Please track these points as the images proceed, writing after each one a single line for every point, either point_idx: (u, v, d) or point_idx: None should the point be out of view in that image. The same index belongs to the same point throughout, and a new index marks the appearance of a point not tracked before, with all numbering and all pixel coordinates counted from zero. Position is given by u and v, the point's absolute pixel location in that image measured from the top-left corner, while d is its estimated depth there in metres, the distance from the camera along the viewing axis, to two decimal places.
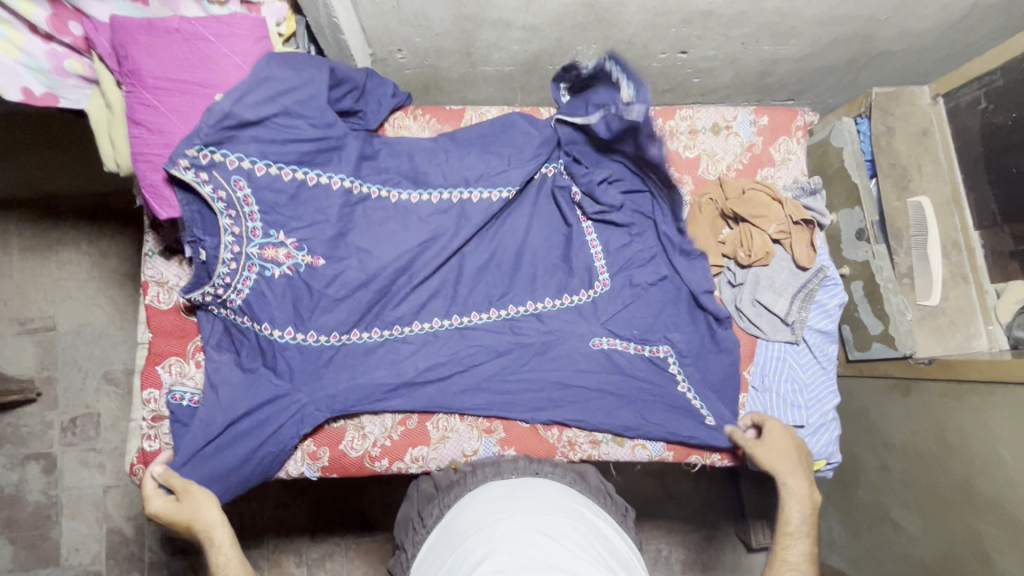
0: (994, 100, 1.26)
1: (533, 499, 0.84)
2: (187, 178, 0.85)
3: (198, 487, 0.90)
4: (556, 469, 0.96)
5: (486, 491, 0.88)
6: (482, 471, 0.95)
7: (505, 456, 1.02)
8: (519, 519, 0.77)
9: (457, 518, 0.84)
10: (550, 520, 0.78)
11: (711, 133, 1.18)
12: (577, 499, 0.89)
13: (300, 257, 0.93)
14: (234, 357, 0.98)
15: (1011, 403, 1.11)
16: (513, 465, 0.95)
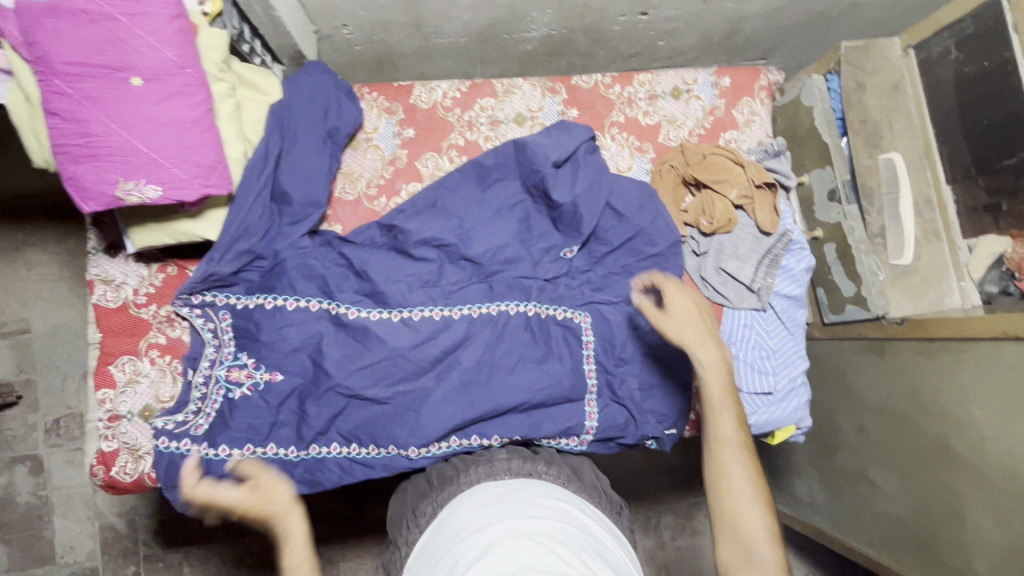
0: (965, 50, 1.20)
1: (525, 501, 0.81)
2: (195, 322, 0.97)
3: (265, 477, 0.89)
4: (550, 468, 0.92)
5: (477, 493, 0.84)
6: (476, 469, 0.91)
7: (495, 453, 0.96)
8: (509, 526, 0.74)
9: (447, 522, 0.81)
10: (541, 525, 0.75)
11: (671, 97, 1.13)
12: (570, 500, 0.86)
13: (258, 374, 0.97)
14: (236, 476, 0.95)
15: (980, 359, 1.10)
16: (505, 466, 0.91)
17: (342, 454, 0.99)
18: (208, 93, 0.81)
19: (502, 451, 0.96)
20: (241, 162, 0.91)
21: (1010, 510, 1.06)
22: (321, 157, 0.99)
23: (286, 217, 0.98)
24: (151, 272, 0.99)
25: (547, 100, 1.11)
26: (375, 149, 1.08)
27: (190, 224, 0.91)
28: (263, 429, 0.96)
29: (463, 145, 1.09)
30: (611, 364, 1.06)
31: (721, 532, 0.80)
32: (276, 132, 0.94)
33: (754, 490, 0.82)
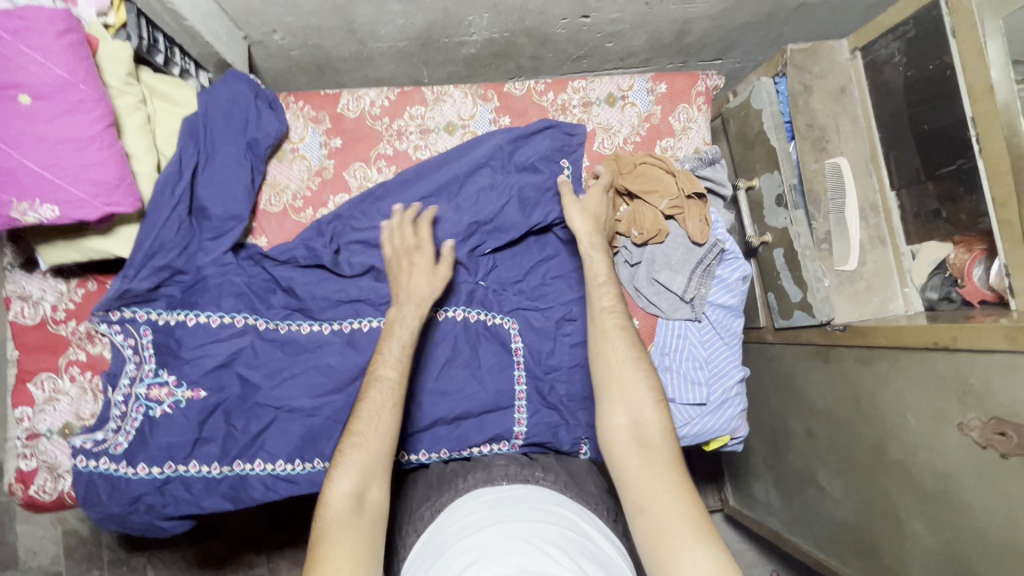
0: (907, 54, 1.19)
1: (524, 507, 0.82)
2: (115, 339, 0.94)
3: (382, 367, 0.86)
4: (547, 475, 0.95)
5: (477, 496, 0.87)
6: (473, 474, 0.95)
7: (493, 461, 1.00)
8: (503, 527, 0.76)
9: (445, 525, 0.83)
10: (534, 526, 0.77)
11: (605, 104, 1.15)
12: (566, 504, 0.88)
13: (180, 393, 0.95)
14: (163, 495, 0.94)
15: (914, 367, 1.09)
16: (503, 472, 0.94)
17: (266, 471, 0.97)
18: (107, 109, 0.79)
19: (500, 459, 1.00)
20: (155, 179, 0.91)
21: (941, 518, 1.07)
22: (238, 171, 0.97)
23: (206, 230, 0.97)
24: (70, 287, 0.98)
25: (479, 108, 1.12)
26: (302, 159, 1.08)
27: (102, 240, 0.90)
28: (183, 448, 0.94)
29: (393, 155, 1.10)
30: (541, 371, 1.08)
31: (607, 402, 0.86)
32: (190, 147, 0.94)
33: (643, 376, 0.87)
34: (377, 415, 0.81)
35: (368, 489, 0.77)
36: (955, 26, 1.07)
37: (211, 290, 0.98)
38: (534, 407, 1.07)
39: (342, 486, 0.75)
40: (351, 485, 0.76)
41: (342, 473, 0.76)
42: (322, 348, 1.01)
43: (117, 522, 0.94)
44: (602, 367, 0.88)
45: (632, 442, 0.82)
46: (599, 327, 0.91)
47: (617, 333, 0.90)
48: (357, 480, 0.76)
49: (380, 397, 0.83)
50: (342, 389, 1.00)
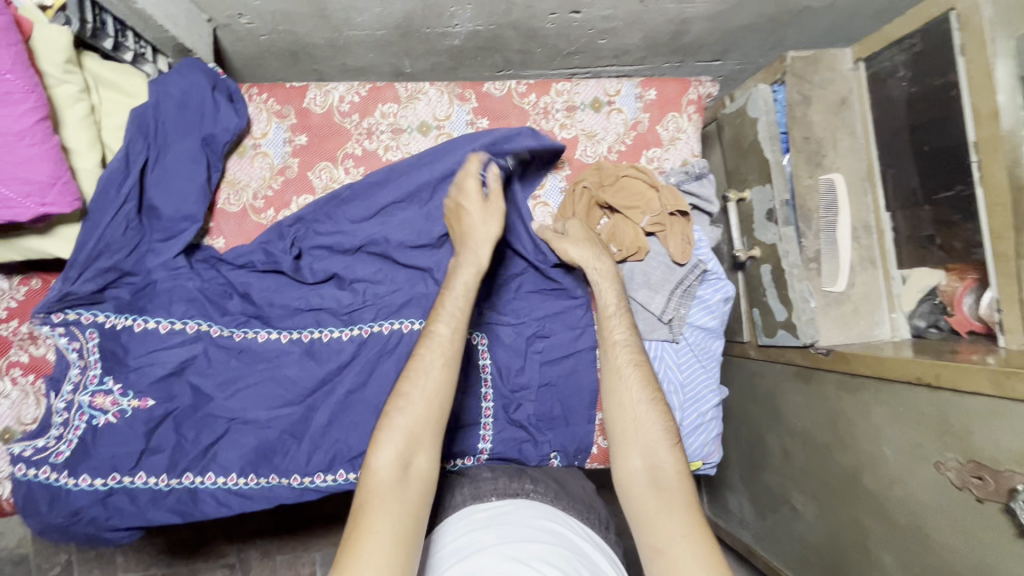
0: (911, 69, 1.12)
1: (510, 524, 0.79)
2: (59, 343, 0.89)
3: (436, 327, 0.84)
4: (537, 487, 0.93)
5: (464, 516, 0.84)
6: (462, 491, 0.93)
7: (481, 474, 0.97)
8: (499, 550, 0.73)
9: (438, 550, 0.79)
10: (532, 545, 0.74)
11: (590, 109, 1.10)
12: (559, 518, 0.85)
13: (126, 401, 0.90)
14: (106, 508, 0.89)
15: (895, 400, 1.06)
16: (492, 487, 0.91)
17: (218, 485, 0.92)
18: (40, 101, 0.73)
19: (487, 472, 0.98)
20: (99, 176, 0.85)
21: (911, 554, 1.04)
22: (191, 171, 0.92)
23: (156, 231, 0.92)
24: (12, 285, 0.93)
25: (455, 108, 1.07)
26: (264, 157, 1.03)
27: (41, 240, 0.85)
28: (129, 459, 0.90)
29: (361, 155, 1.05)
30: (508, 389, 1.04)
31: (620, 445, 0.84)
32: (139, 143, 0.88)
33: (658, 417, 0.85)
34: (424, 378, 0.80)
35: (415, 457, 0.76)
36: (964, 43, 1.01)
37: (163, 295, 0.93)
38: (500, 424, 1.04)
39: (385, 456, 0.74)
40: (395, 453, 0.74)
41: (385, 442, 0.75)
42: (277, 358, 0.96)
43: (60, 533, 0.90)
44: (614, 405, 0.86)
45: (647, 483, 0.80)
46: (612, 362, 0.90)
47: (630, 370, 0.88)
48: (402, 449, 0.75)
49: (430, 358, 0.81)
50: (298, 401, 0.95)
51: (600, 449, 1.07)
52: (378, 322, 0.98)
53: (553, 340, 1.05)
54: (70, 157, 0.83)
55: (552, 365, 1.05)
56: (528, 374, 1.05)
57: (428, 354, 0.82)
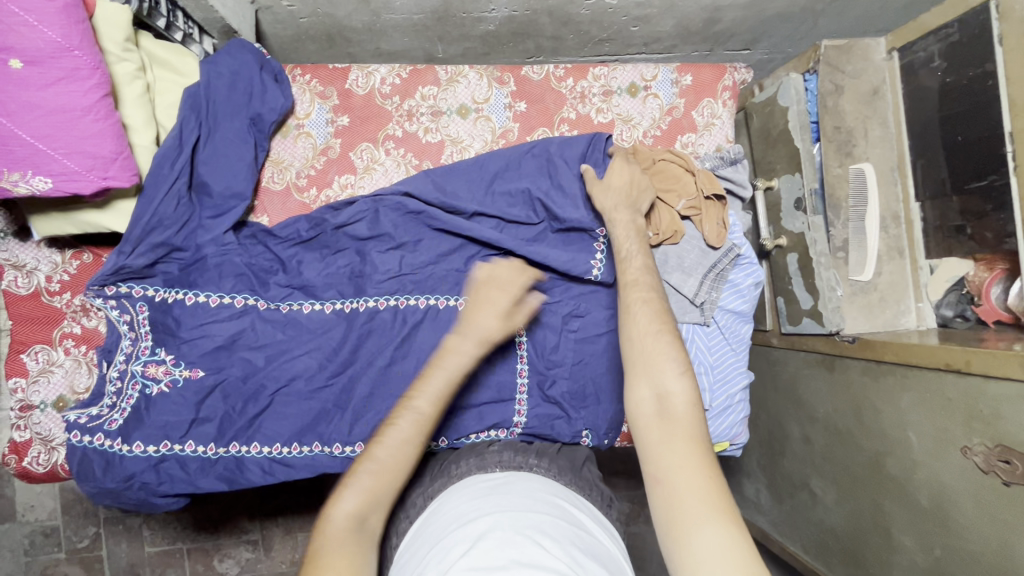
0: (946, 58, 1.13)
1: (514, 494, 0.80)
2: (112, 315, 0.92)
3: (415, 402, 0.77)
4: (542, 462, 0.95)
5: (466, 488, 0.84)
6: (468, 461, 0.94)
7: (488, 448, 0.99)
8: (493, 517, 0.73)
9: (435, 515, 0.80)
10: (531, 517, 0.74)
11: (627, 94, 1.11)
12: (561, 493, 0.86)
13: (177, 371, 0.94)
14: (157, 475, 0.93)
15: (921, 386, 1.07)
16: (497, 460, 0.93)
17: (263, 454, 0.96)
18: (102, 78, 0.75)
19: (495, 446, 0.99)
20: (158, 152, 0.88)
21: (932, 535, 1.07)
22: (239, 150, 0.94)
23: (206, 208, 0.94)
24: (65, 259, 0.96)
25: (494, 91, 1.08)
26: (307, 137, 1.04)
27: (99, 214, 0.88)
28: (180, 427, 0.93)
29: (402, 136, 1.06)
30: (543, 365, 1.06)
31: (629, 374, 0.77)
32: (191, 120, 0.90)
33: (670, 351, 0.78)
34: (390, 444, 0.73)
35: (374, 513, 0.70)
36: (1003, 33, 1.01)
37: (209, 270, 0.96)
38: (534, 402, 1.06)
39: (345, 504, 0.69)
40: (357, 503, 0.69)
41: (347, 492, 0.70)
42: (316, 329, 0.99)
43: (111, 497, 0.94)
44: (625, 342, 0.80)
45: (655, 415, 0.73)
46: (623, 300, 0.83)
47: (639, 307, 0.81)
48: (363, 504, 0.69)
49: (398, 427, 0.75)
50: (338, 374, 0.99)
51: (631, 428, 1.14)
52: (419, 295, 1.02)
53: (586, 317, 1.08)
54: (129, 134, 0.85)
55: (588, 344, 1.07)
56: (562, 353, 1.07)
57: (393, 425, 0.75)
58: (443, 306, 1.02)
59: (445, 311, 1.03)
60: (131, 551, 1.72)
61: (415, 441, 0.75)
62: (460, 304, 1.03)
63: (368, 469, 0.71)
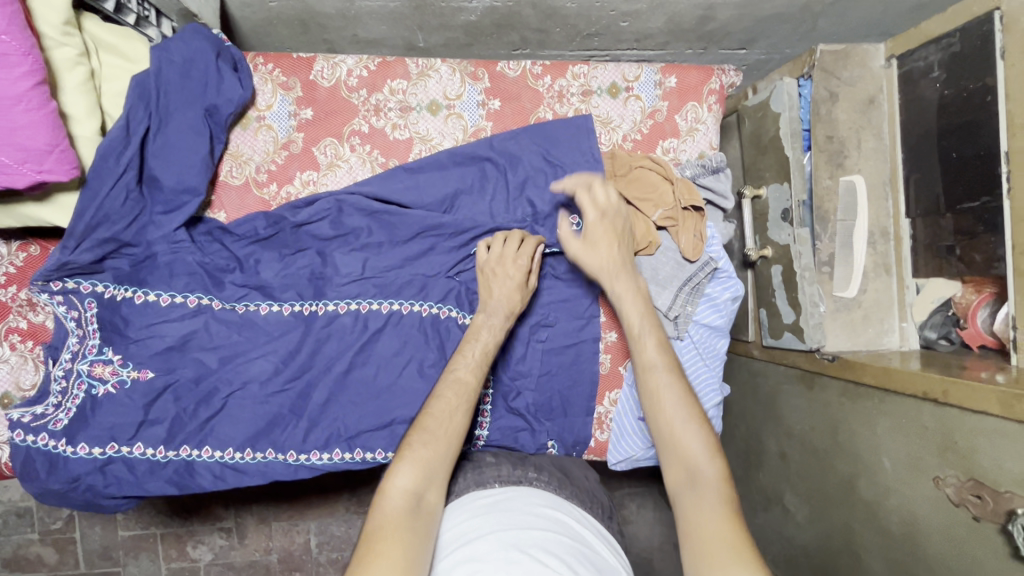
0: (946, 69, 1.07)
1: (515, 510, 0.79)
2: (58, 311, 0.88)
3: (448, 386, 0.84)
4: (542, 475, 0.93)
5: (468, 503, 0.83)
6: (465, 475, 0.92)
7: (484, 459, 0.98)
8: (499, 535, 0.73)
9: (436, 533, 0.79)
10: (534, 533, 0.74)
11: (607, 95, 1.06)
12: (561, 507, 0.85)
13: (125, 372, 0.90)
14: (102, 477, 0.90)
15: (898, 412, 1.04)
16: (495, 473, 0.91)
17: (214, 459, 0.93)
18: (36, 65, 0.70)
19: (490, 458, 0.98)
20: (100, 144, 0.83)
21: (901, 564, 1.04)
22: (192, 144, 0.90)
23: (157, 203, 0.90)
24: (11, 251, 0.93)
25: (467, 87, 1.03)
26: (268, 130, 0.99)
27: (38, 207, 0.84)
28: (128, 429, 0.90)
29: (368, 132, 1.01)
30: (508, 376, 1.03)
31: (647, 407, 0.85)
32: (140, 112, 0.85)
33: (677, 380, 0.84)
34: (439, 422, 0.80)
35: (428, 491, 0.74)
36: (1006, 47, 0.96)
37: (161, 268, 0.92)
38: (499, 414, 1.03)
39: (401, 480, 0.74)
40: (411, 480, 0.74)
41: (404, 466, 0.75)
42: (271, 332, 0.96)
43: (57, 497, 0.91)
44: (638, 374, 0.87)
45: (672, 448, 0.81)
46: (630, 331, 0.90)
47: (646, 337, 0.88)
48: (418, 479, 0.74)
49: (442, 406, 0.82)
50: (294, 379, 0.95)
51: (599, 443, 1.09)
52: (383, 300, 0.98)
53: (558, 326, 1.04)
54: (69, 124, 0.81)
55: (555, 353, 1.04)
56: (529, 364, 1.04)
57: (437, 407, 0.82)
58: (408, 312, 0.98)
59: (410, 317, 0.99)
60: (104, 535, 1.70)
61: (462, 418, 0.82)
62: (424, 311, 1.00)
63: (421, 445, 0.77)
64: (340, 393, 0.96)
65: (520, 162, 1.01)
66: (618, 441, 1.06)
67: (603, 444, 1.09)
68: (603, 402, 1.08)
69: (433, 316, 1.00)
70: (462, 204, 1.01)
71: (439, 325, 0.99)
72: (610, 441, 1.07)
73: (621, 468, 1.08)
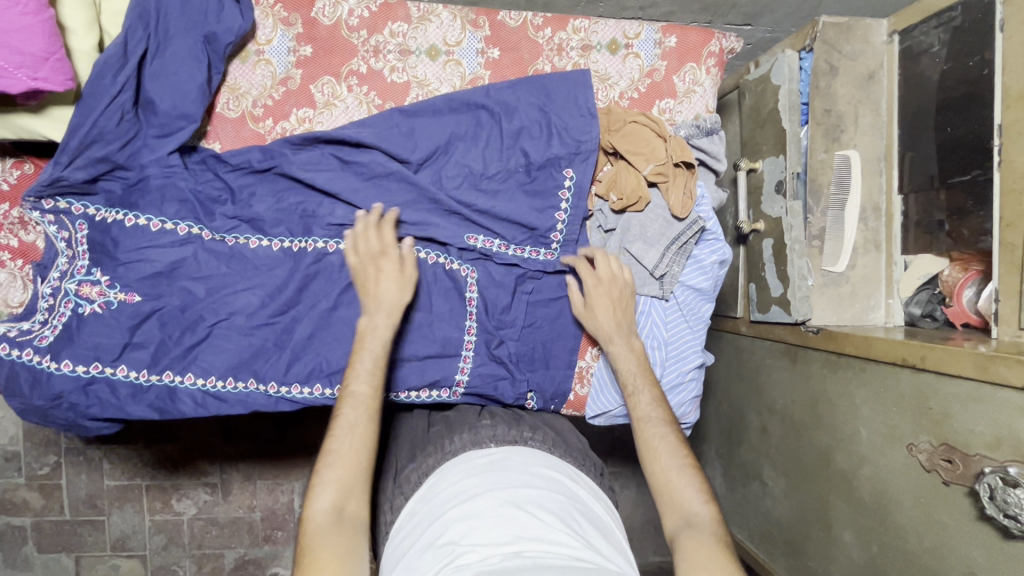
0: (946, 44, 1.08)
1: (510, 467, 0.82)
2: (49, 231, 0.90)
3: (353, 386, 0.83)
4: (535, 436, 0.94)
5: (463, 462, 0.86)
6: (460, 436, 0.92)
7: (479, 421, 0.98)
8: (494, 492, 0.76)
9: (435, 490, 0.82)
10: (530, 490, 0.77)
11: (607, 51, 1.06)
12: (555, 464, 0.87)
13: (112, 294, 0.91)
14: (83, 397, 0.91)
15: (877, 381, 1.05)
16: (491, 434, 0.92)
17: (196, 386, 0.94)
18: None
19: (486, 420, 0.98)
20: (98, 61, 0.85)
21: (871, 531, 1.06)
22: (189, 70, 0.91)
23: (152, 126, 0.91)
24: (6, 168, 0.95)
25: (467, 35, 1.03)
26: (266, 64, 1.00)
27: (33, 120, 0.87)
28: (112, 350, 0.91)
29: (366, 73, 1.02)
30: (492, 325, 1.03)
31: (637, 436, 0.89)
32: (138, 32, 0.87)
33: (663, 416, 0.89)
34: (344, 430, 0.79)
35: (348, 503, 0.75)
36: (1004, 19, 0.96)
37: (152, 194, 0.92)
38: (481, 360, 1.03)
39: (320, 501, 0.74)
40: (330, 500, 0.74)
41: (320, 489, 0.75)
42: (256, 265, 0.96)
43: (39, 414, 0.92)
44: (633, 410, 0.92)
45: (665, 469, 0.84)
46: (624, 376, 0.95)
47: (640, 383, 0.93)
48: (335, 498, 0.74)
49: (349, 412, 0.80)
50: (280, 313, 0.96)
51: (578, 397, 1.10)
52: None
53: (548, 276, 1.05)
54: (68, 37, 0.84)
55: (540, 307, 1.06)
56: (513, 315, 1.05)
57: (340, 415, 0.81)
58: None
59: None
60: (90, 484, 1.69)
61: (369, 418, 0.81)
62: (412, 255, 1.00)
63: (330, 460, 0.77)
64: (325, 329, 0.97)
65: (518, 110, 1.00)
66: (598, 394, 1.09)
67: (583, 398, 1.10)
68: (586, 356, 1.10)
69: (421, 260, 1.01)
70: (458, 150, 1.00)
71: (424, 270, 1.00)
72: (591, 394, 1.09)
73: (597, 423, 1.11)
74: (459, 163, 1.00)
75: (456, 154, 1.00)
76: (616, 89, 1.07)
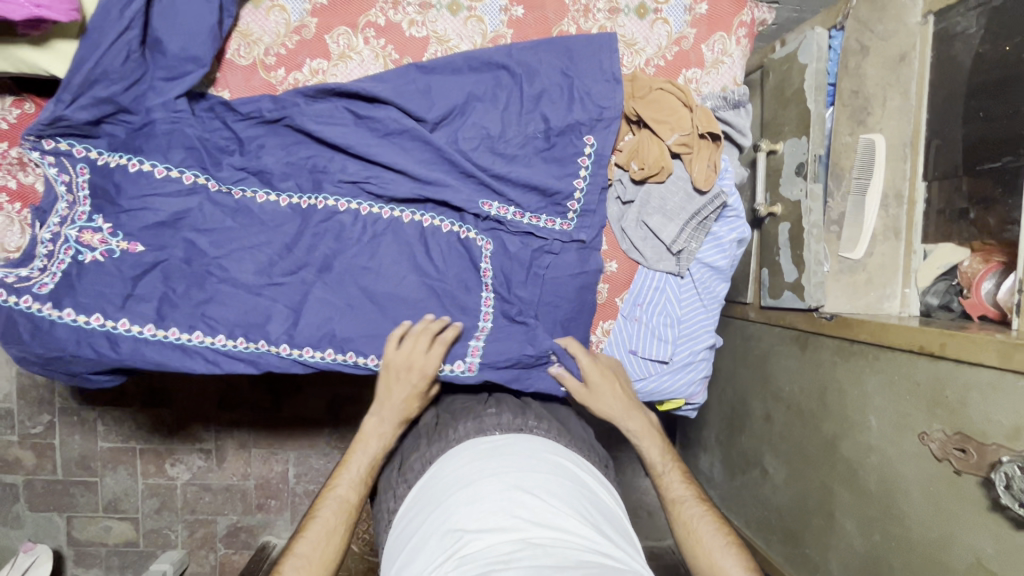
0: (983, 25, 1.05)
1: (516, 451, 0.81)
2: (50, 175, 0.86)
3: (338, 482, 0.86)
4: (542, 424, 0.91)
5: (466, 447, 0.84)
6: (465, 424, 0.90)
7: (485, 410, 0.95)
8: (500, 477, 0.75)
9: (439, 475, 0.81)
10: (537, 475, 0.76)
11: (634, 15, 1.03)
12: (562, 450, 0.85)
13: (113, 242, 0.88)
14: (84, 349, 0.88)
15: (891, 369, 1.03)
16: (496, 423, 0.89)
17: (205, 344, 0.90)
18: None
19: (491, 408, 0.95)
20: None
21: (873, 520, 1.05)
22: (199, 10, 0.87)
23: (159, 68, 0.87)
24: (5, 107, 0.93)
25: None
26: (280, 11, 0.97)
27: (33, 52, 0.83)
28: (115, 301, 0.88)
29: (384, 26, 0.98)
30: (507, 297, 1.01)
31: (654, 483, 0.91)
32: None
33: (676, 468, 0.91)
34: (319, 527, 0.81)
35: None
36: None
37: (159, 140, 0.89)
38: (498, 334, 1.00)
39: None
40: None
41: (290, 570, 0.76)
42: (262, 220, 0.93)
43: (36, 363, 0.90)
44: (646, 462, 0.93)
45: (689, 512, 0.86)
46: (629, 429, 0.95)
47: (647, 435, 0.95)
48: None
49: (326, 508, 0.83)
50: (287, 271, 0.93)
51: None
52: (381, 202, 0.96)
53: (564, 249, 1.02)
54: None
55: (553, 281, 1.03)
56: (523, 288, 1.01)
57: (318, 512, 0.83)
58: (408, 219, 0.97)
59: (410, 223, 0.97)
60: (84, 444, 1.67)
61: (348, 521, 0.83)
62: (426, 219, 0.98)
63: (300, 551, 0.78)
64: (332, 291, 0.94)
65: (539, 72, 0.96)
66: None
67: None
68: (597, 330, 1.08)
69: (433, 225, 0.98)
70: (475, 111, 0.96)
71: (435, 236, 0.98)
72: None
73: None
74: (477, 125, 0.96)
75: (473, 114, 0.96)
76: (642, 57, 1.03)
